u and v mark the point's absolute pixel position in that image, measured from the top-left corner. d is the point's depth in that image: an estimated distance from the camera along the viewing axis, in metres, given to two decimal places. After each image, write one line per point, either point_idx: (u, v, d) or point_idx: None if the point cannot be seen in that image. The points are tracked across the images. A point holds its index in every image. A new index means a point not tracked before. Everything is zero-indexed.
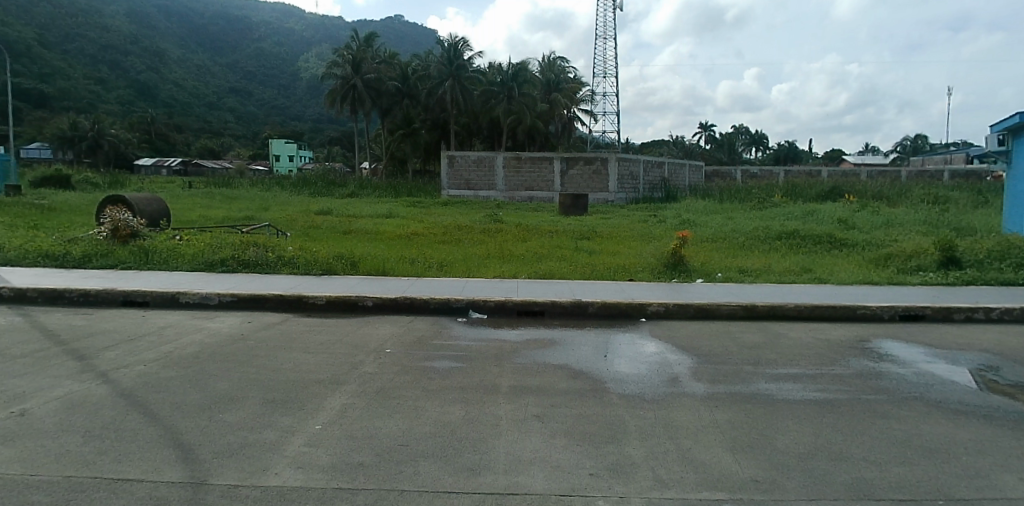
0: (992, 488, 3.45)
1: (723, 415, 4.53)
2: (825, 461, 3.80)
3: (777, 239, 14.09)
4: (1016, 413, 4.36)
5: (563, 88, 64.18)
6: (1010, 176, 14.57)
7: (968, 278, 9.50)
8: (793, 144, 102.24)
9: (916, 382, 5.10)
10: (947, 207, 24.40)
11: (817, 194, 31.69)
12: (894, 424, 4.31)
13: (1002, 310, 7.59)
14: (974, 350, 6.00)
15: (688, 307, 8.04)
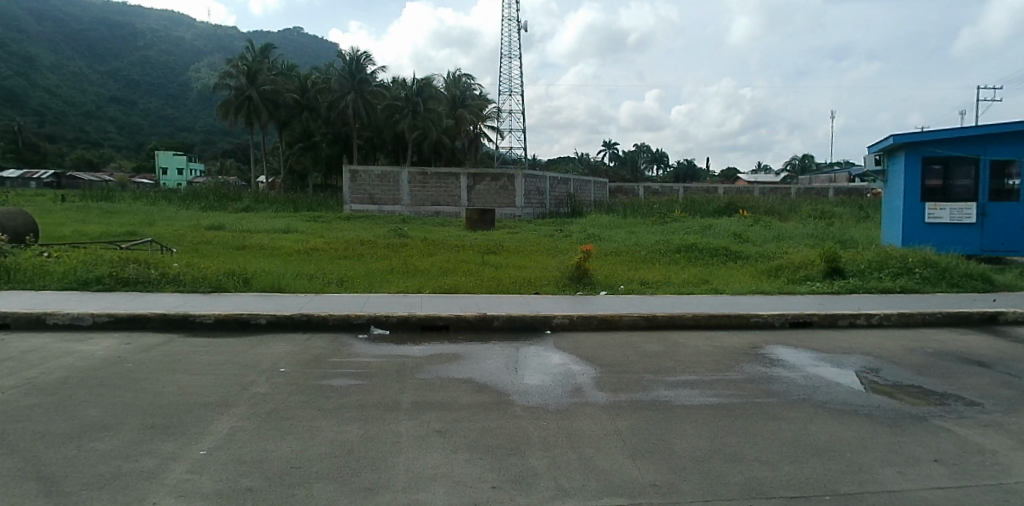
0: (872, 482, 3.73)
1: (624, 423, 4.53)
2: (719, 463, 3.94)
3: (675, 252, 14.81)
4: (893, 411, 4.73)
5: (467, 104, 63.80)
6: (887, 193, 16.26)
7: (852, 286, 10.42)
8: (690, 163, 108.69)
9: (804, 385, 5.41)
10: (833, 221, 26.69)
11: (714, 210, 33.83)
12: (784, 425, 4.52)
13: (882, 316, 8.33)
14: (855, 354, 6.52)
15: (592, 318, 8.19)
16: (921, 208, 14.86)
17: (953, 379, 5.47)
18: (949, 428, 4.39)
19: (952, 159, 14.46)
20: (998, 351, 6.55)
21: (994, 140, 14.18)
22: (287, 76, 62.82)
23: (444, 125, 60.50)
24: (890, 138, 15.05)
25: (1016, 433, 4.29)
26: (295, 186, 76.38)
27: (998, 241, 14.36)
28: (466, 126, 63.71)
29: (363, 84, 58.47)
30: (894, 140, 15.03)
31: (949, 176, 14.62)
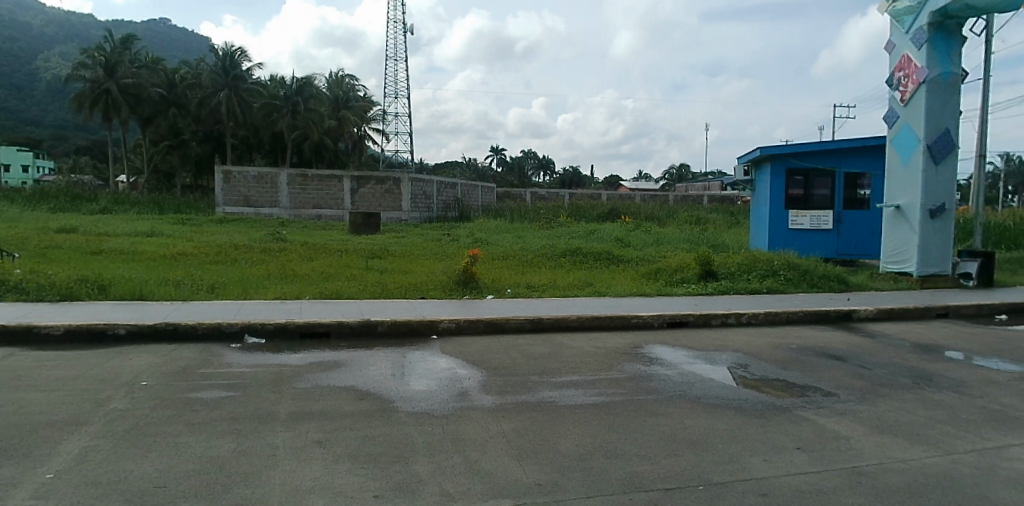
0: (744, 471, 3.99)
1: (509, 425, 4.44)
2: (602, 460, 4.03)
3: (561, 256, 15.22)
4: (761, 403, 5.10)
5: (350, 106, 62.01)
6: (755, 202, 17.91)
7: (723, 288, 11.24)
8: (576, 171, 112.64)
9: (681, 382, 5.66)
10: (706, 227, 28.82)
11: (597, 216, 35.28)
12: (663, 419, 4.68)
13: (750, 316, 9.03)
14: (727, 351, 7.00)
15: (478, 322, 8.09)
16: (786, 216, 16.57)
17: (812, 372, 6.02)
18: (809, 417, 4.81)
19: (811, 171, 16.18)
20: (849, 345, 7.33)
21: (848, 154, 15.86)
22: (151, 69, 57.33)
23: (325, 126, 57.53)
24: (757, 150, 16.61)
25: (865, 419, 4.79)
26: (160, 186, 69.43)
27: (852, 246, 16.07)
28: (348, 127, 61.64)
29: (237, 80, 54.55)
30: (761, 153, 16.60)
31: (811, 186, 16.34)
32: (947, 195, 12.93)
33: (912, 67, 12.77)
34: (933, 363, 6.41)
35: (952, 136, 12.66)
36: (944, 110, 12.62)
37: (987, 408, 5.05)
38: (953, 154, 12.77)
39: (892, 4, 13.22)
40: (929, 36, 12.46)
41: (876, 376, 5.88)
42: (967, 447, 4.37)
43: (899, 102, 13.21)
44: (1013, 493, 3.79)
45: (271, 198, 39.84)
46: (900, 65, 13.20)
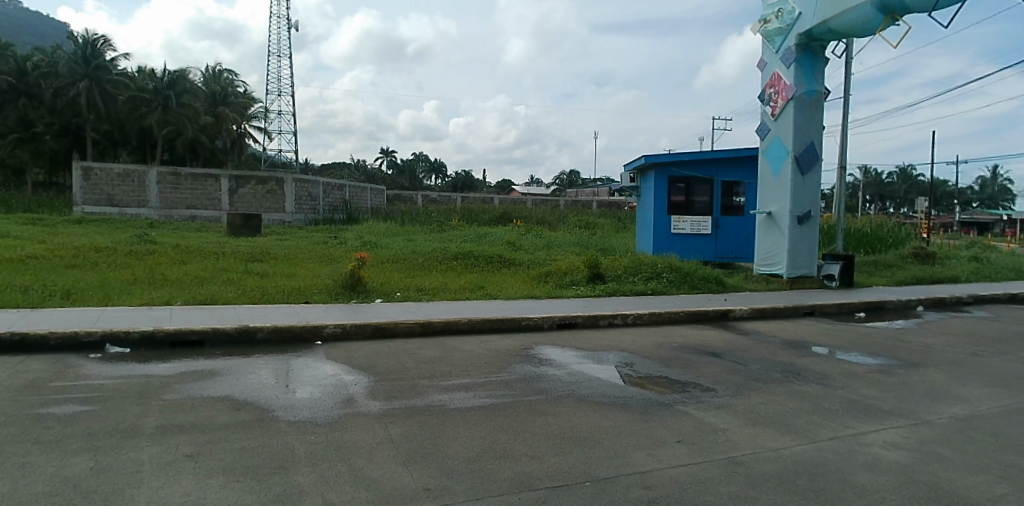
0: (626, 465, 4.15)
1: (398, 430, 4.39)
2: (491, 461, 4.06)
3: (452, 259, 15.18)
4: (643, 400, 5.31)
5: (229, 102, 59.39)
6: (640, 207, 18.68)
7: (610, 290, 11.69)
8: (468, 175, 111.86)
9: (568, 381, 5.78)
10: (597, 232, 29.83)
11: (490, 220, 35.48)
12: (550, 418, 4.78)
13: (636, 316, 9.40)
14: (613, 351, 7.24)
15: (365, 327, 7.97)
16: (668, 221, 17.27)
17: (691, 369, 6.35)
18: (689, 412, 5.06)
19: (691, 178, 17.07)
20: (725, 343, 7.80)
21: (724, 164, 16.87)
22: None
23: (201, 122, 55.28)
24: (642, 158, 17.33)
25: (739, 411, 5.11)
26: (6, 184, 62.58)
27: (729, 250, 17.16)
28: (228, 124, 58.79)
29: (98, 71, 50.59)
30: (645, 160, 17.34)
31: (691, 193, 17.17)
32: (812, 203, 14.06)
33: (781, 84, 13.78)
34: (802, 358, 6.95)
35: (816, 148, 13.82)
36: (810, 124, 13.75)
37: (846, 397, 5.54)
38: (817, 166, 13.97)
39: (763, 24, 14.17)
40: (796, 56, 13.52)
41: (749, 371, 6.29)
42: (830, 434, 4.76)
43: (769, 117, 14.22)
44: (868, 475, 4.18)
45: (138, 198, 36.75)
46: (770, 82, 14.20)
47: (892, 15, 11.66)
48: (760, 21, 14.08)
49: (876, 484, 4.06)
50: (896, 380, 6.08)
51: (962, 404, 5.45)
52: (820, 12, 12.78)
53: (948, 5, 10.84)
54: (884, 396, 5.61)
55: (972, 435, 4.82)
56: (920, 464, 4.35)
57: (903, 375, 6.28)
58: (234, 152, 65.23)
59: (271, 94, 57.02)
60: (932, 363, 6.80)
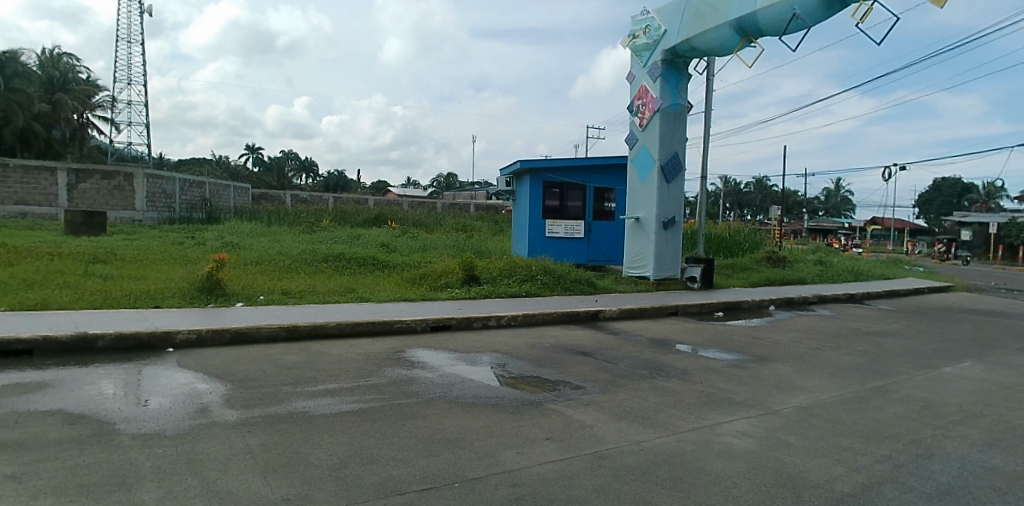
0: (496, 464, 4.21)
1: (256, 440, 4.22)
2: (357, 467, 3.99)
3: (322, 261, 14.71)
4: (514, 400, 5.40)
5: (69, 89, 48.21)
6: (516, 211, 19.12)
7: (485, 292, 11.92)
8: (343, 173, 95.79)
9: (441, 384, 5.76)
10: (473, 233, 29.88)
11: (363, 221, 33.00)
12: (420, 422, 4.76)
13: (509, 317, 9.60)
14: (487, 352, 7.30)
15: (223, 333, 7.58)
16: (543, 224, 17.76)
17: (562, 368, 6.56)
18: (559, 410, 5.22)
19: (564, 184, 17.66)
20: (595, 343, 8.12)
21: (596, 171, 17.64)
22: None
23: (35, 110, 43.77)
24: (517, 162, 17.75)
25: (607, 407, 5.34)
26: None
27: (600, 253, 17.98)
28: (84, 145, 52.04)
29: None
30: (521, 165, 17.78)
31: (564, 198, 17.73)
32: (676, 210, 15.03)
33: (649, 96, 14.55)
34: (666, 355, 7.37)
35: (680, 158, 14.77)
36: (674, 136, 14.64)
37: (704, 391, 5.93)
38: (681, 174, 14.90)
39: (632, 39, 15.00)
40: (661, 71, 14.35)
41: (616, 369, 6.57)
42: (689, 426, 5.07)
43: (637, 127, 15.01)
44: (722, 462, 4.52)
45: None
46: (638, 94, 14.98)
47: (747, 37, 12.64)
48: (629, 36, 14.85)
49: (729, 470, 4.40)
50: (749, 374, 6.58)
51: (805, 394, 6.00)
52: (684, 30, 13.66)
53: (795, 31, 11.90)
54: (739, 389, 6.06)
55: (813, 421, 5.32)
56: (768, 450, 4.74)
57: (756, 369, 6.81)
58: (75, 144, 50.88)
59: (125, 84, 51.79)
60: (782, 357, 7.44)
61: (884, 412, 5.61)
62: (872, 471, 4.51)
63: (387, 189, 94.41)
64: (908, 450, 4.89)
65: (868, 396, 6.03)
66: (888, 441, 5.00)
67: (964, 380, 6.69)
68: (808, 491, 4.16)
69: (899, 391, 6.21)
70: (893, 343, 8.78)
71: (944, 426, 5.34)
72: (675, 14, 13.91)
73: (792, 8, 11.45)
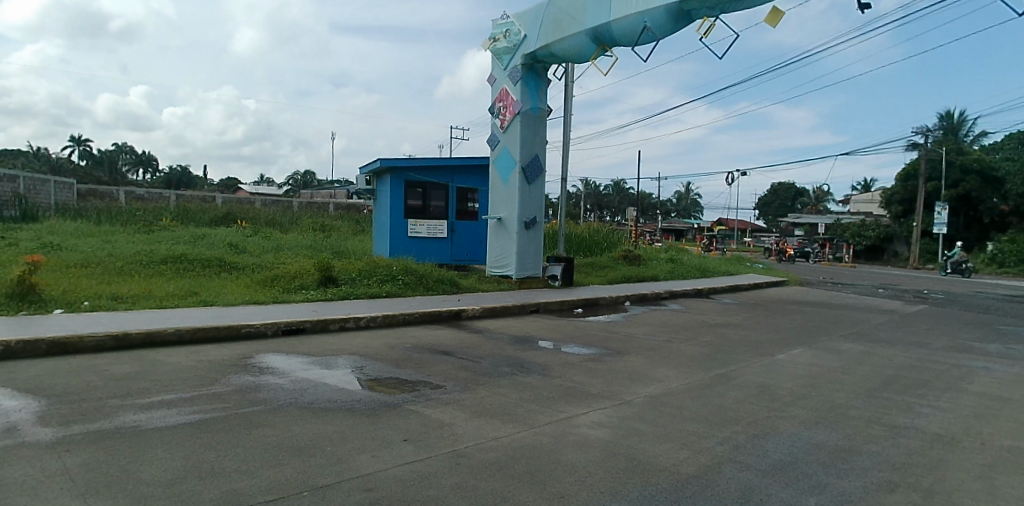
0: (348, 470, 4.13)
1: (76, 459, 3.88)
2: (195, 481, 3.76)
3: (161, 263, 13.76)
4: (371, 402, 5.33)
5: None
6: (377, 211, 18.95)
7: (343, 293, 11.68)
8: (187, 168, 88.80)
9: (292, 389, 5.57)
10: (332, 233, 28.35)
11: (208, 221, 30.15)
12: (268, 430, 4.58)
13: (368, 319, 9.48)
14: (344, 355, 7.15)
15: (38, 343, 6.89)
16: (405, 224, 17.77)
17: (423, 369, 6.56)
18: (417, 410, 5.22)
19: (427, 184, 17.74)
20: (457, 342, 8.21)
21: (460, 171, 17.82)
22: None
23: None
24: (377, 161, 17.59)
25: (468, 405, 5.40)
26: None
27: (463, 252, 18.17)
28: None
29: None
30: (382, 164, 17.61)
31: (427, 198, 17.85)
32: (537, 210, 15.56)
33: (510, 99, 15.09)
34: (528, 352, 7.59)
35: (540, 160, 15.31)
36: (535, 138, 15.20)
37: (562, 385, 6.16)
38: (542, 176, 15.45)
39: (492, 43, 15.48)
40: (521, 74, 14.94)
41: (477, 367, 6.68)
42: (548, 419, 5.23)
43: (499, 129, 15.47)
44: (578, 453, 4.70)
45: None
46: (500, 96, 15.44)
47: (603, 46, 13.31)
48: (490, 40, 15.38)
49: (584, 460, 4.59)
50: (605, 367, 6.93)
51: (656, 383, 6.40)
52: (543, 37, 14.23)
53: (645, 42, 12.59)
54: (594, 380, 6.37)
55: (661, 409, 5.68)
56: (620, 438, 5.00)
57: (611, 362, 7.19)
58: None
59: None
60: (636, 350, 7.91)
61: (726, 397, 6.11)
62: (713, 452, 4.88)
63: (237, 186, 88.19)
64: (746, 430, 5.33)
65: (712, 383, 6.53)
66: (729, 424, 5.43)
67: (793, 365, 7.45)
68: (656, 475, 4.43)
69: (739, 377, 6.79)
70: (735, 333, 9.60)
71: (777, 407, 5.89)
72: (535, 20, 14.48)
73: (643, 21, 12.09)
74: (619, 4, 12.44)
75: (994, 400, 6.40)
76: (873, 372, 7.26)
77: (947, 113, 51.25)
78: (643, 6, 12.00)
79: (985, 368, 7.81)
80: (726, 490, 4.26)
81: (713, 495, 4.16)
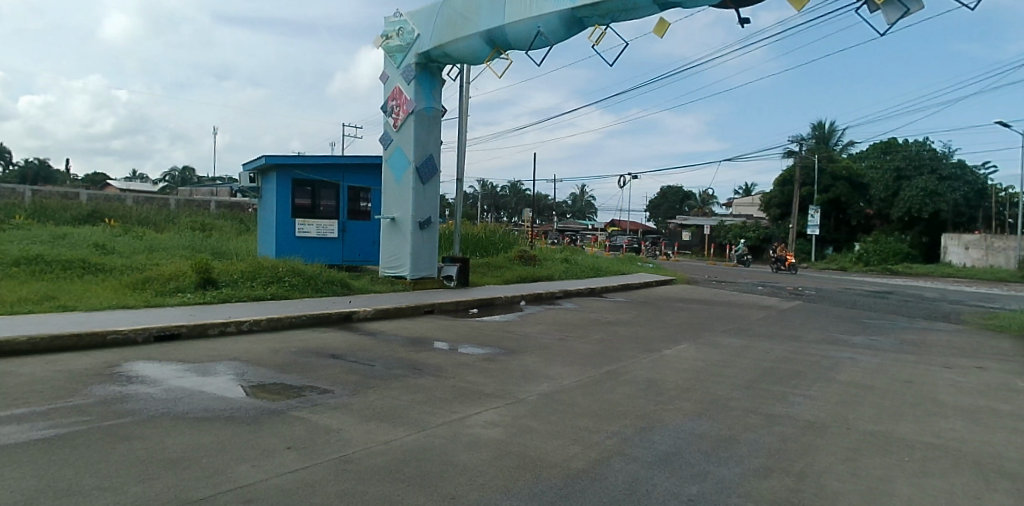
0: (225, 482, 3.95)
1: None
2: (48, 501, 3.46)
3: (13, 264, 12.66)
4: (252, 410, 5.14)
5: None
6: (262, 211, 18.73)
7: (223, 296, 11.26)
8: (44, 161, 81.06)
9: (163, 399, 5.27)
10: (211, 232, 27.04)
11: (70, 219, 27.95)
12: (137, 444, 4.31)
13: (251, 323, 9.17)
14: (223, 361, 6.86)
15: None
16: (293, 224, 17.77)
17: (309, 373, 6.41)
18: (303, 416, 5.07)
19: (316, 183, 17.84)
20: (349, 345, 8.07)
21: (350, 170, 18.04)
22: None
23: None
24: (263, 158, 17.50)
25: (356, 410, 5.30)
26: None
27: (355, 253, 18.54)
28: None
29: None
30: (268, 160, 17.47)
31: (316, 197, 17.97)
32: (432, 211, 15.82)
33: (403, 98, 15.33)
34: (423, 354, 7.58)
35: (434, 160, 15.59)
36: (428, 139, 15.50)
37: (455, 386, 6.20)
38: (436, 178, 15.71)
39: (385, 40, 15.74)
40: (415, 73, 15.24)
41: (369, 370, 6.61)
42: (440, 421, 5.22)
43: (392, 127, 15.66)
44: (470, 453, 4.71)
45: None
46: (393, 95, 15.67)
47: (497, 48, 13.70)
48: (383, 37, 15.63)
49: (475, 460, 4.60)
50: (499, 367, 7.04)
51: (549, 381, 6.56)
52: (437, 37, 14.58)
53: (538, 47, 13.04)
54: (487, 380, 6.46)
55: (554, 406, 5.81)
56: (513, 436, 5.06)
57: (505, 362, 7.33)
58: None
59: None
60: (529, 350, 8.10)
61: (616, 392, 6.34)
62: (603, 446, 5.03)
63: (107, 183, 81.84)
64: (634, 424, 5.53)
65: (602, 379, 6.78)
66: (618, 418, 5.62)
67: (680, 360, 7.87)
68: (546, 471, 4.52)
69: (628, 373, 7.08)
70: (626, 331, 10.02)
71: (665, 401, 6.17)
72: (427, 20, 14.87)
73: (536, 26, 12.52)
74: (515, 8, 12.86)
75: (856, 387, 7.04)
76: (751, 364, 7.79)
77: (819, 123, 56.14)
78: (537, 11, 12.43)
79: (851, 359, 8.58)
80: (613, 483, 4.40)
81: (601, 489, 4.28)
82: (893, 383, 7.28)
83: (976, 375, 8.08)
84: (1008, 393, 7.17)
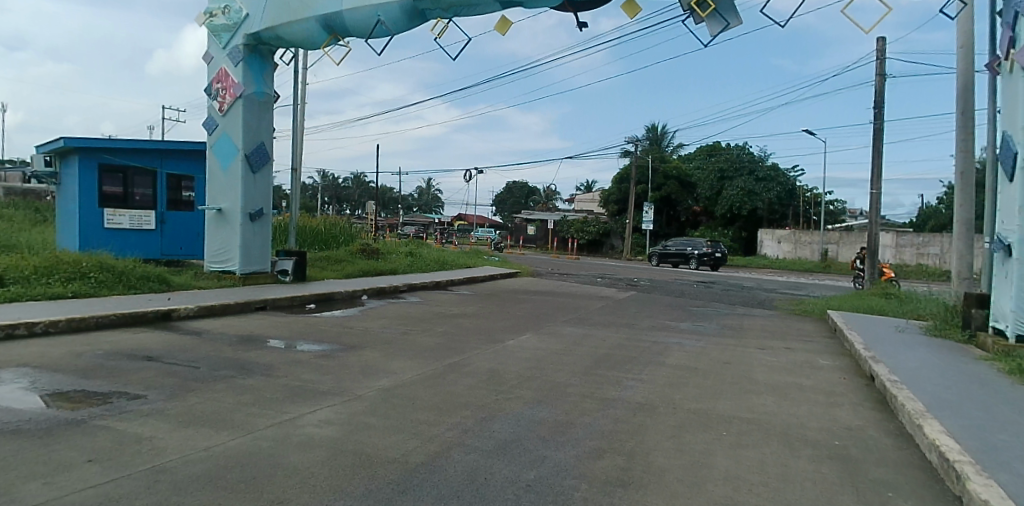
0: (10, 501, 3.51)
1: None
2: None
3: None
4: (44, 421, 4.62)
5: None
6: (61, 198, 17.27)
7: (10, 294, 10.09)
8: None
9: None
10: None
11: None
12: None
13: (46, 324, 8.24)
14: (9, 368, 6.09)
15: None
16: (101, 214, 16.56)
17: (117, 378, 5.88)
18: (107, 425, 4.65)
19: (129, 169, 16.79)
20: (170, 347, 7.51)
21: (169, 156, 17.21)
22: None
23: None
24: (60, 141, 16.13)
25: (172, 416, 4.96)
26: None
27: (175, 246, 17.61)
28: None
29: None
30: (65, 144, 16.17)
31: (129, 184, 16.93)
32: (264, 202, 15.19)
33: (229, 81, 14.48)
34: (256, 354, 7.25)
35: (266, 149, 14.99)
36: (259, 125, 14.85)
37: (288, 385, 6.01)
38: (268, 167, 15.12)
39: (209, 17, 14.63)
40: (243, 55, 14.46)
41: (190, 373, 6.21)
42: (268, 423, 5.01)
43: (217, 112, 14.73)
44: (302, 454, 4.57)
45: None
46: (218, 77, 14.71)
47: (334, 34, 13.27)
48: (205, 14, 14.50)
49: (307, 460, 4.47)
50: (337, 365, 6.92)
51: (389, 377, 6.56)
52: (268, 18, 13.90)
53: (379, 37, 12.83)
54: (324, 378, 6.32)
55: (393, 400, 5.81)
56: (348, 434, 4.98)
57: (343, 358, 7.24)
58: None
59: None
60: (370, 345, 8.06)
61: (457, 384, 6.47)
62: (442, 438, 5.09)
63: None
64: (474, 414, 5.67)
65: (444, 372, 6.88)
66: (458, 410, 5.72)
67: (521, 350, 8.20)
68: (382, 467, 4.49)
69: (470, 365, 7.26)
70: (470, 323, 10.25)
71: (505, 390, 6.38)
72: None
73: (376, 15, 12.33)
74: None
75: (681, 369, 7.72)
76: (587, 353, 8.29)
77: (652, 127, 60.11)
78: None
79: (678, 344, 9.41)
80: (451, 473, 4.46)
81: (438, 480, 4.32)
82: (714, 365, 8.08)
83: (785, 354, 9.20)
84: (809, 370, 8.23)
